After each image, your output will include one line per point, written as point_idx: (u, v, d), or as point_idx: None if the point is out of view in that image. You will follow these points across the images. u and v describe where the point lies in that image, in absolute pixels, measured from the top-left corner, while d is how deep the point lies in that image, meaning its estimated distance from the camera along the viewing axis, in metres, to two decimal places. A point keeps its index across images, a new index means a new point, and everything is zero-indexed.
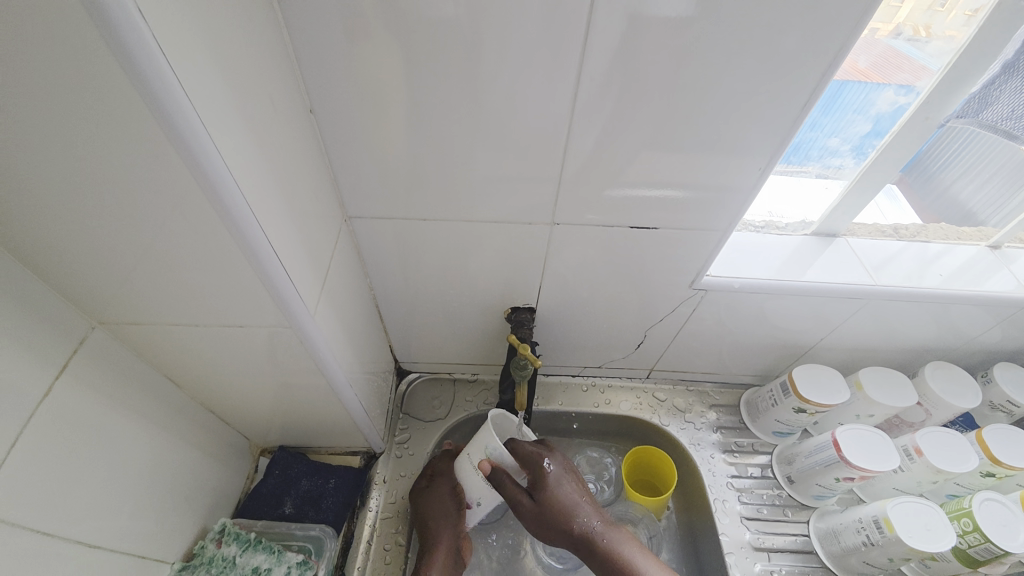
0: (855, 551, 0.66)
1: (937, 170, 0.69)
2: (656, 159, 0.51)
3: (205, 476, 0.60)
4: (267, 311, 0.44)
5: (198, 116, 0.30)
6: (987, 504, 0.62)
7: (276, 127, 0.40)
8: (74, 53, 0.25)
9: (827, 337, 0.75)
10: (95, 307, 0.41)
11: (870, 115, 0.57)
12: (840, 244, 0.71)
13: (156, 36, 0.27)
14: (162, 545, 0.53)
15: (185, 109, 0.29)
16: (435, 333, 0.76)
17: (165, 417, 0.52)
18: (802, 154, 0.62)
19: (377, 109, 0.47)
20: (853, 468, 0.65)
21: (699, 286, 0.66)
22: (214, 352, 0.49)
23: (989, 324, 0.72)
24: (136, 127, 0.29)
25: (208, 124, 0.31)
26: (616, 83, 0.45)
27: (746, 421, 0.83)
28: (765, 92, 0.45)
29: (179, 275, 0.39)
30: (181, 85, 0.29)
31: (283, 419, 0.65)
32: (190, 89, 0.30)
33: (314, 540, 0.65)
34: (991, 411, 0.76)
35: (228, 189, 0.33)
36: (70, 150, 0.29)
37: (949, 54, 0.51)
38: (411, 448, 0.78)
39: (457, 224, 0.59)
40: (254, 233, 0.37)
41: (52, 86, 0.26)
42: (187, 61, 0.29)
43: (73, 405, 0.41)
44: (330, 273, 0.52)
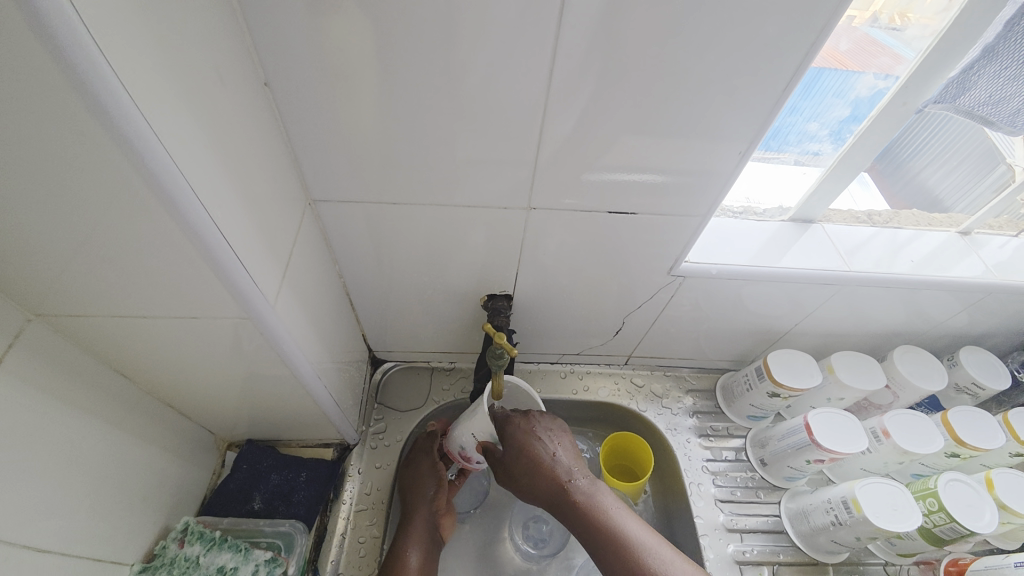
0: (824, 530, 0.68)
1: (907, 156, 0.70)
2: (637, 141, 0.49)
3: (165, 473, 0.57)
4: (223, 301, 0.41)
5: (124, 85, 0.27)
6: (953, 484, 0.64)
7: (223, 101, 0.37)
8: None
9: (801, 323, 0.75)
10: (28, 298, 0.37)
11: (849, 99, 0.56)
12: (816, 230, 0.71)
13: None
14: (118, 548, 0.50)
15: (109, 78, 0.26)
16: (409, 321, 0.74)
17: (117, 413, 0.49)
18: (781, 138, 0.61)
19: (339, 84, 0.44)
20: (824, 450, 0.66)
21: (678, 273, 0.66)
22: (167, 344, 0.46)
23: (956, 309, 0.73)
24: (49, 96, 0.25)
25: (137, 95, 0.28)
26: (596, 60, 0.42)
27: (722, 406, 0.84)
28: (748, 73, 0.44)
29: (121, 263, 0.35)
30: (100, 48, 0.25)
31: (251, 412, 0.62)
32: (114, 54, 0.26)
33: (284, 536, 0.63)
34: (956, 392, 0.79)
35: (167, 169, 0.30)
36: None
37: (926, 40, 0.50)
38: (387, 439, 0.76)
39: (430, 209, 0.56)
40: (201, 218, 0.34)
41: None
42: (108, 24, 0.26)
43: (8, 405, 0.37)
44: (293, 259, 0.49)
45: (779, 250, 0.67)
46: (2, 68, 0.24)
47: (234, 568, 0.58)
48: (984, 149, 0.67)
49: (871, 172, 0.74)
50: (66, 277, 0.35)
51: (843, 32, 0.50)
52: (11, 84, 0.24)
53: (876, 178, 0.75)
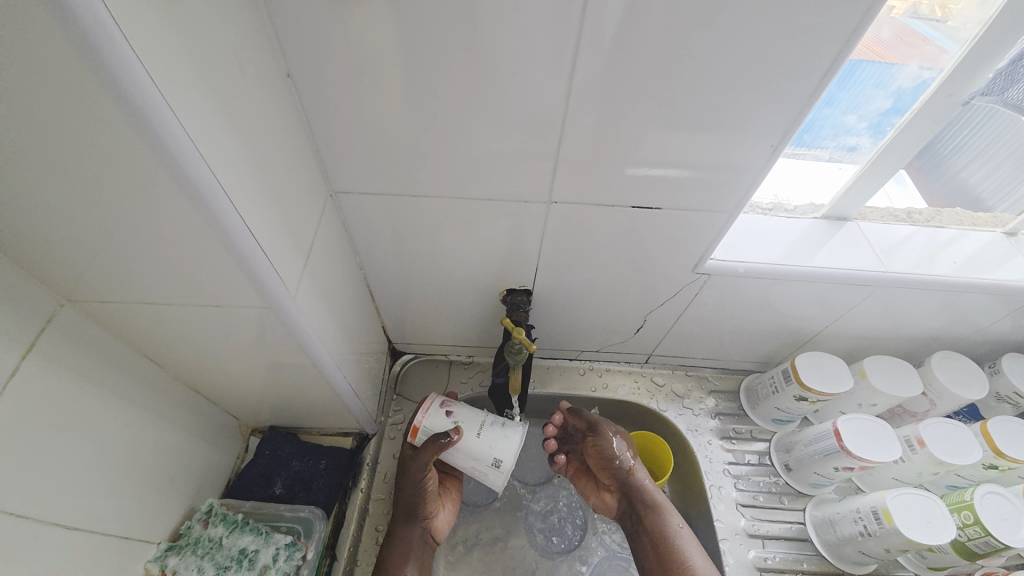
0: (851, 540, 0.65)
1: (946, 155, 0.67)
2: (662, 133, 0.48)
3: (190, 456, 0.59)
4: (245, 290, 0.41)
5: (143, 70, 0.27)
6: (990, 497, 0.61)
7: (246, 93, 0.37)
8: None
9: (831, 325, 0.73)
10: (61, 283, 0.38)
11: (891, 90, 0.53)
12: (850, 228, 0.68)
13: None
14: (146, 527, 0.52)
15: (129, 62, 0.26)
16: (428, 314, 0.74)
17: (145, 396, 0.50)
18: (816, 132, 0.59)
19: (360, 75, 0.44)
20: (853, 457, 0.64)
21: (702, 270, 0.64)
22: (192, 331, 0.47)
23: (1000, 314, 0.69)
24: (68, 80, 0.25)
25: (159, 85, 0.28)
26: (622, 51, 0.41)
27: (745, 408, 0.81)
28: (781, 63, 0.42)
29: (147, 252, 0.36)
30: (120, 31, 0.25)
31: (274, 399, 0.63)
32: (134, 38, 0.26)
33: (303, 521, 0.64)
34: (997, 402, 0.75)
35: (187, 155, 0.30)
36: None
37: (968, 32, 0.48)
38: (405, 430, 0.76)
39: (450, 202, 0.56)
40: (222, 209, 0.34)
41: None
42: (133, 17, 0.26)
43: (42, 387, 0.39)
44: (313, 250, 0.50)
45: (810, 249, 0.65)
46: (21, 46, 0.23)
47: (255, 550, 0.59)
48: None
49: (910, 170, 0.70)
50: (96, 263, 0.36)
51: (883, 23, 0.48)
52: (28, 66, 0.24)
53: (915, 177, 0.71)
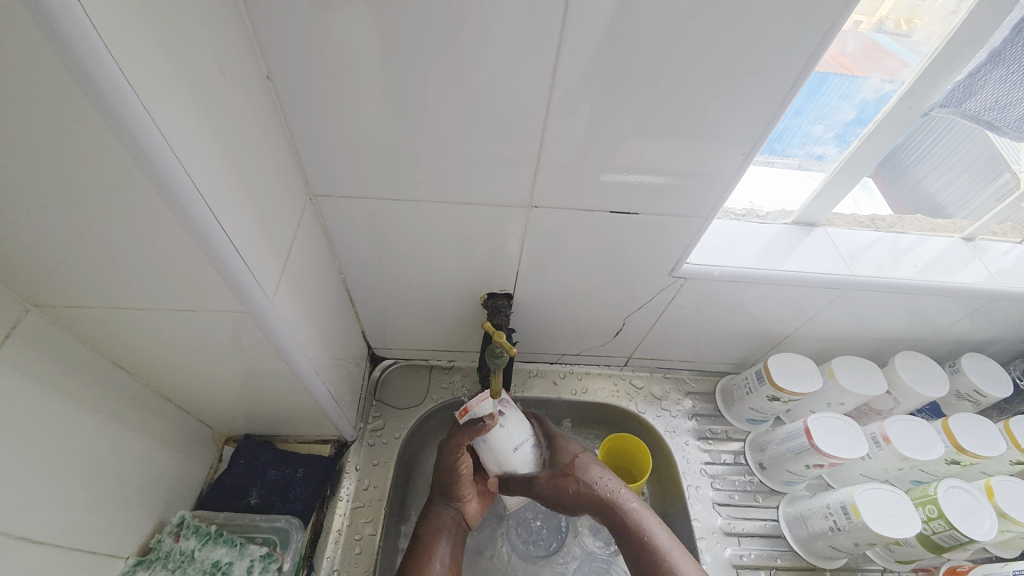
0: (822, 536, 0.67)
1: (911, 163, 0.70)
2: (640, 140, 0.49)
3: (161, 467, 0.57)
4: (222, 295, 0.41)
5: (121, 71, 0.26)
6: (952, 491, 0.64)
7: (224, 94, 0.37)
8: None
9: (802, 327, 0.75)
10: (27, 287, 0.37)
11: (855, 102, 0.56)
12: (819, 234, 0.71)
13: None
14: (114, 540, 0.50)
15: (105, 61, 0.25)
16: (409, 318, 0.74)
17: (113, 404, 0.49)
18: (785, 140, 0.61)
19: (341, 78, 0.44)
20: (823, 455, 0.66)
21: (679, 274, 0.65)
22: (164, 337, 0.46)
23: (958, 315, 0.73)
24: (43, 78, 0.25)
25: (136, 85, 0.28)
26: (600, 59, 0.42)
27: (721, 409, 0.83)
28: (752, 74, 0.43)
29: (120, 255, 0.35)
30: (97, 29, 0.25)
31: (250, 406, 0.62)
32: (111, 36, 0.26)
33: (280, 531, 0.62)
34: (957, 399, 0.78)
35: (164, 157, 0.30)
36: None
37: (928, 47, 0.50)
38: (385, 436, 0.76)
39: (431, 206, 0.56)
40: (199, 212, 0.34)
41: None
42: (111, 18, 0.26)
43: (4, 396, 0.37)
44: (292, 254, 0.49)
45: (781, 253, 0.67)
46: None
47: (229, 563, 0.58)
48: (988, 156, 0.67)
49: (876, 179, 0.74)
50: (64, 266, 0.35)
51: (849, 36, 0.51)
52: (1, 64, 0.24)
53: (881, 185, 0.74)
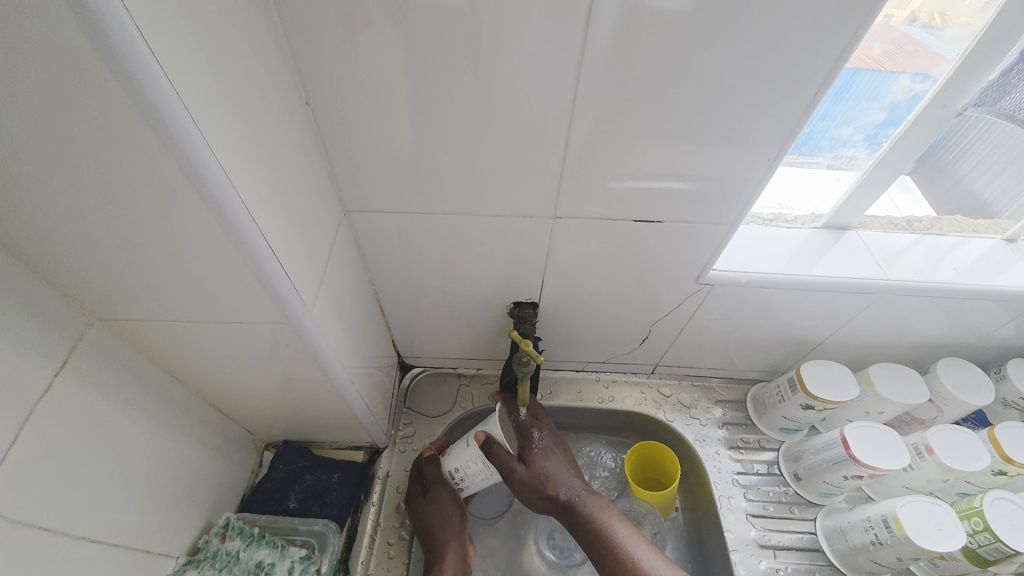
0: (863, 550, 0.64)
1: (952, 159, 0.68)
2: (664, 148, 0.50)
3: (208, 470, 0.60)
4: (266, 308, 0.43)
5: (186, 108, 0.29)
6: (999, 503, 0.61)
7: (269, 121, 0.39)
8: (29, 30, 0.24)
9: (836, 332, 0.73)
10: (91, 302, 0.40)
11: (884, 103, 0.55)
12: (851, 238, 0.69)
13: (141, 30, 0.26)
14: (166, 539, 0.53)
15: (172, 100, 0.28)
16: (437, 327, 0.76)
17: (166, 411, 0.52)
18: (813, 144, 0.61)
19: (372, 100, 0.46)
20: (861, 466, 0.64)
21: (705, 281, 0.65)
22: (212, 348, 0.49)
23: (1004, 319, 0.70)
24: (111, 115, 0.27)
25: (198, 120, 0.30)
26: (625, 68, 0.43)
27: (752, 418, 0.81)
28: (777, 79, 0.44)
29: (178, 272, 0.38)
30: (162, 68, 0.27)
31: (289, 412, 0.65)
32: (177, 77, 0.28)
33: (317, 534, 0.65)
34: (1004, 407, 0.74)
35: (218, 179, 0.32)
36: (41, 138, 0.28)
37: (965, 40, 0.49)
38: (415, 443, 0.77)
39: (458, 218, 0.58)
40: (249, 231, 0.36)
41: (41, 79, 0.25)
42: (176, 55, 0.28)
43: (72, 400, 0.41)
44: (328, 268, 0.52)
45: (813, 259, 0.66)
46: (77, 83, 0.26)
47: (271, 564, 0.60)
48: None
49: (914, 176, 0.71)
50: (126, 282, 0.38)
51: (879, 32, 0.50)
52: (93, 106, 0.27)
53: (921, 183, 0.72)
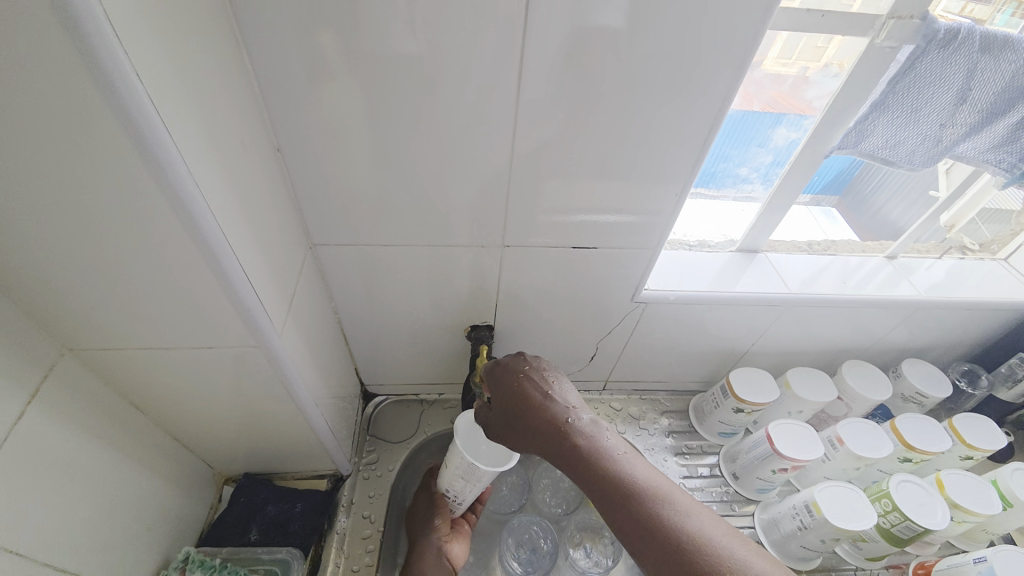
0: (793, 536, 0.71)
1: (869, 191, 0.85)
2: (595, 185, 0.58)
3: (167, 504, 0.60)
4: (238, 333, 0.46)
5: (183, 159, 0.34)
6: (903, 485, 0.69)
7: (246, 165, 0.45)
8: (56, 98, 0.29)
9: (757, 342, 0.83)
10: (66, 333, 0.43)
11: (770, 148, 0.67)
12: (761, 259, 0.80)
13: (152, 98, 0.31)
14: (124, 574, 0.53)
15: (173, 152, 0.33)
16: (398, 353, 0.79)
17: (129, 442, 0.53)
18: (719, 181, 0.73)
19: (338, 147, 0.52)
20: (785, 459, 0.72)
21: (640, 299, 0.73)
22: (179, 375, 0.51)
23: (892, 324, 0.82)
24: (113, 164, 0.32)
25: (191, 169, 0.35)
26: (557, 120, 0.51)
27: (695, 425, 0.89)
28: (679, 128, 0.53)
29: (156, 300, 0.42)
30: (167, 130, 0.32)
31: (251, 442, 0.66)
32: (176, 133, 0.33)
33: (280, 563, 0.65)
34: (903, 402, 0.85)
35: (206, 218, 0.37)
36: (45, 182, 0.32)
37: (828, 96, 0.60)
38: (379, 469, 0.79)
39: (416, 249, 0.63)
40: (229, 262, 0.40)
41: (56, 135, 0.30)
42: (175, 114, 0.33)
43: (42, 428, 0.42)
44: (295, 296, 0.56)
45: (731, 278, 0.76)
46: (87, 138, 0.30)
47: None
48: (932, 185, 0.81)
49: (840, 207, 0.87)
50: (104, 311, 0.42)
51: (795, 78, 0.60)
52: (100, 157, 0.31)
53: (846, 213, 0.87)
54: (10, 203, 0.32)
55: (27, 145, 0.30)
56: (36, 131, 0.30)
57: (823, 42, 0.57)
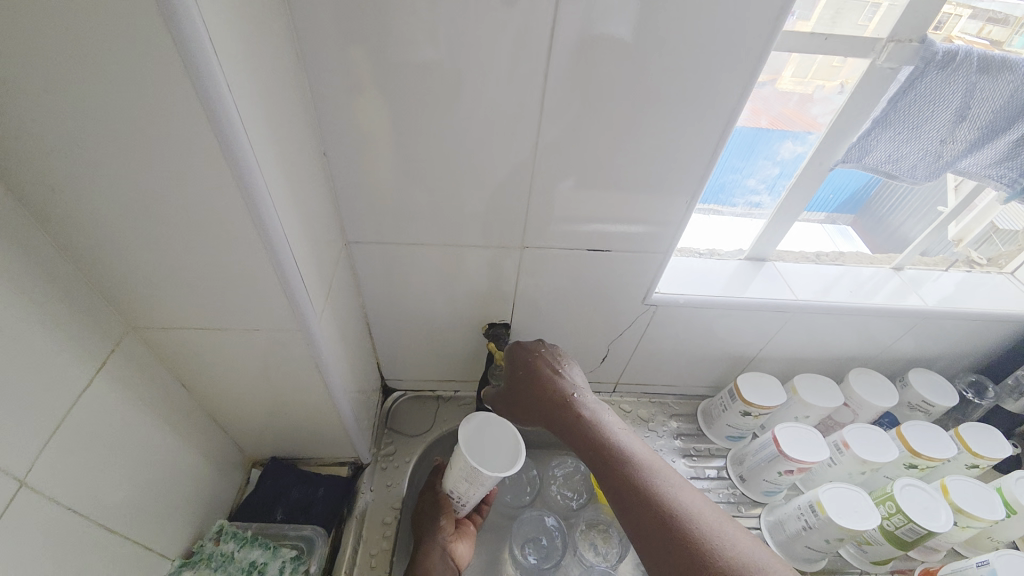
0: (798, 537, 0.72)
1: (886, 212, 0.88)
2: (612, 192, 0.62)
3: (203, 480, 0.64)
4: (281, 317, 0.51)
5: (254, 158, 0.39)
6: (908, 488, 0.70)
7: (298, 166, 0.49)
8: (155, 104, 0.34)
9: (765, 348, 0.85)
10: (132, 311, 0.48)
11: (776, 160, 0.70)
12: (768, 267, 0.83)
13: (236, 104, 0.36)
14: (164, 541, 0.57)
15: (247, 151, 0.37)
16: (419, 349, 0.83)
17: (175, 418, 0.57)
18: (728, 192, 0.76)
19: (377, 152, 0.57)
20: (791, 460, 0.74)
21: (651, 302, 0.76)
22: (223, 356, 0.55)
23: (899, 333, 0.84)
24: (194, 159, 0.37)
25: (260, 167, 0.40)
26: (579, 129, 0.56)
27: (703, 428, 0.91)
28: (691, 139, 0.57)
29: (212, 283, 0.46)
30: (245, 131, 0.37)
31: (281, 427, 0.70)
32: (251, 134, 0.38)
33: (306, 539, 0.69)
34: (910, 410, 0.87)
35: (268, 210, 0.41)
36: (135, 175, 0.37)
37: (830, 114, 0.64)
38: (397, 461, 0.81)
39: (441, 248, 0.68)
40: (282, 250, 0.45)
41: (150, 133, 0.35)
42: (251, 118, 0.38)
43: (106, 397, 0.47)
44: (331, 288, 0.60)
45: (742, 284, 0.79)
46: (176, 137, 0.35)
47: (263, 563, 0.64)
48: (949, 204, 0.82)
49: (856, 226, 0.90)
50: (167, 292, 0.46)
51: (813, 95, 0.63)
52: (185, 153, 0.36)
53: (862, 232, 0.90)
54: (104, 193, 0.38)
55: (126, 142, 0.35)
56: (135, 131, 0.35)
57: (838, 62, 0.60)
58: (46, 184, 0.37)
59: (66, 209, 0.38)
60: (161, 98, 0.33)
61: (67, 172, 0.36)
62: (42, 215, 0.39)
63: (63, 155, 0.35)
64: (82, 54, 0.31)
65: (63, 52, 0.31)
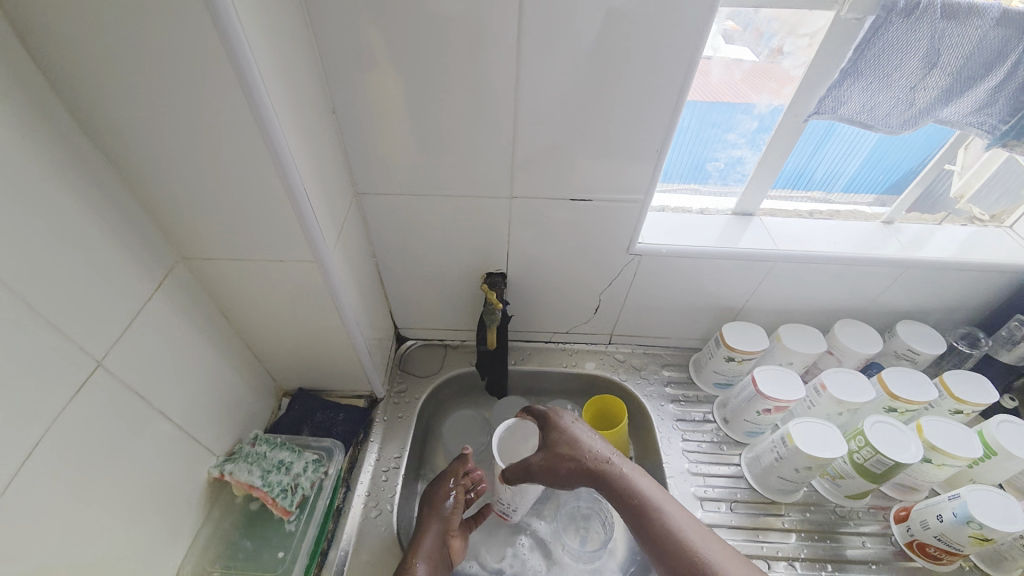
0: (771, 468, 0.77)
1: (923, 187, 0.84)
2: (591, 144, 0.68)
3: (242, 397, 0.76)
4: (297, 249, 0.60)
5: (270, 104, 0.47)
6: (879, 425, 0.74)
7: (310, 119, 0.58)
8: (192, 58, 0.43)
9: (751, 299, 0.90)
10: (181, 242, 0.59)
11: (754, 114, 0.74)
12: (754, 221, 0.87)
13: (253, 58, 0.44)
14: (209, 441, 0.68)
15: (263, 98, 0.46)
16: (427, 298, 0.93)
17: (217, 340, 0.69)
18: (709, 146, 0.80)
19: (378, 109, 0.65)
20: (767, 399, 0.78)
21: (635, 251, 0.82)
22: (254, 287, 0.66)
23: (885, 284, 0.86)
24: (223, 105, 0.46)
25: (275, 113, 0.48)
26: (556, 83, 0.62)
27: (693, 377, 0.97)
28: (661, 90, 0.62)
29: (242, 217, 0.56)
30: (261, 81, 0.46)
31: (304, 359, 0.81)
32: (267, 85, 0.47)
33: (325, 449, 0.80)
34: (897, 360, 0.89)
35: (283, 151, 0.50)
36: (180, 120, 0.47)
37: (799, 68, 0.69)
38: (407, 396, 0.92)
39: (440, 200, 0.76)
40: (298, 188, 0.54)
41: (188, 84, 0.44)
42: (266, 72, 0.47)
43: (161, 310, 0.58)
44: (343, 232, 0.70)
45: (736, 235, 0.84)
46: (208, 87, 0.44)
47: (290, 461, 0.74)
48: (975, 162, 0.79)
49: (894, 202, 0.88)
50: (208, 225, 0.57)
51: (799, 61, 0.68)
52: (215, 100, 0.45)
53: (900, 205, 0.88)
54: (157, 136, 0.48)
55: (172, 92, 0.45)
56: (178, 82, 0.44)
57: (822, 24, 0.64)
58: (115, 129, 0.47)
59: (130, 150, 0.49)
60: (194, 53, 0.42)
61: (130, 118, 0.46)
62: (113, 156, 0.49)
63: (125, 104, 0.45)
64: (136, 18, 0.40)
65: (121, 16, 0.40)
